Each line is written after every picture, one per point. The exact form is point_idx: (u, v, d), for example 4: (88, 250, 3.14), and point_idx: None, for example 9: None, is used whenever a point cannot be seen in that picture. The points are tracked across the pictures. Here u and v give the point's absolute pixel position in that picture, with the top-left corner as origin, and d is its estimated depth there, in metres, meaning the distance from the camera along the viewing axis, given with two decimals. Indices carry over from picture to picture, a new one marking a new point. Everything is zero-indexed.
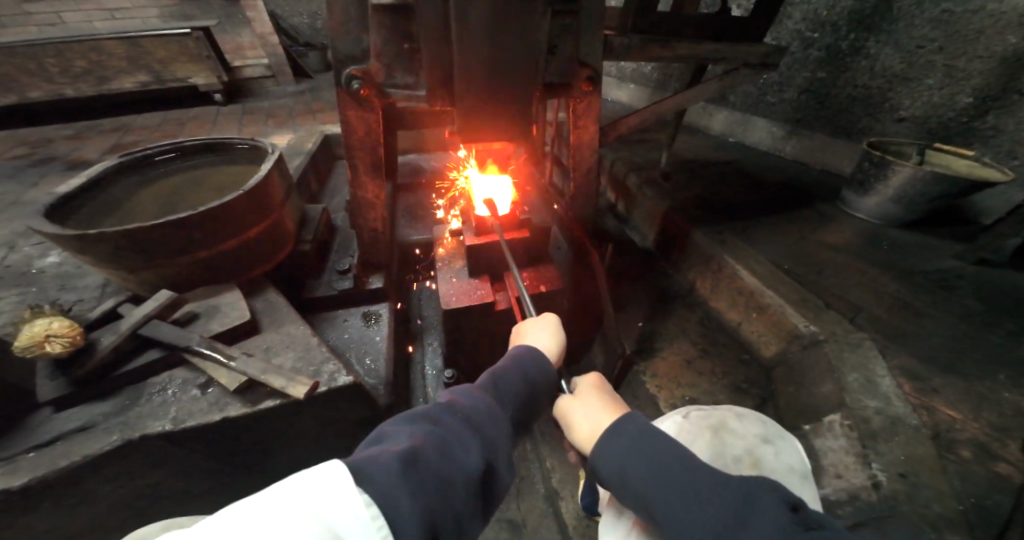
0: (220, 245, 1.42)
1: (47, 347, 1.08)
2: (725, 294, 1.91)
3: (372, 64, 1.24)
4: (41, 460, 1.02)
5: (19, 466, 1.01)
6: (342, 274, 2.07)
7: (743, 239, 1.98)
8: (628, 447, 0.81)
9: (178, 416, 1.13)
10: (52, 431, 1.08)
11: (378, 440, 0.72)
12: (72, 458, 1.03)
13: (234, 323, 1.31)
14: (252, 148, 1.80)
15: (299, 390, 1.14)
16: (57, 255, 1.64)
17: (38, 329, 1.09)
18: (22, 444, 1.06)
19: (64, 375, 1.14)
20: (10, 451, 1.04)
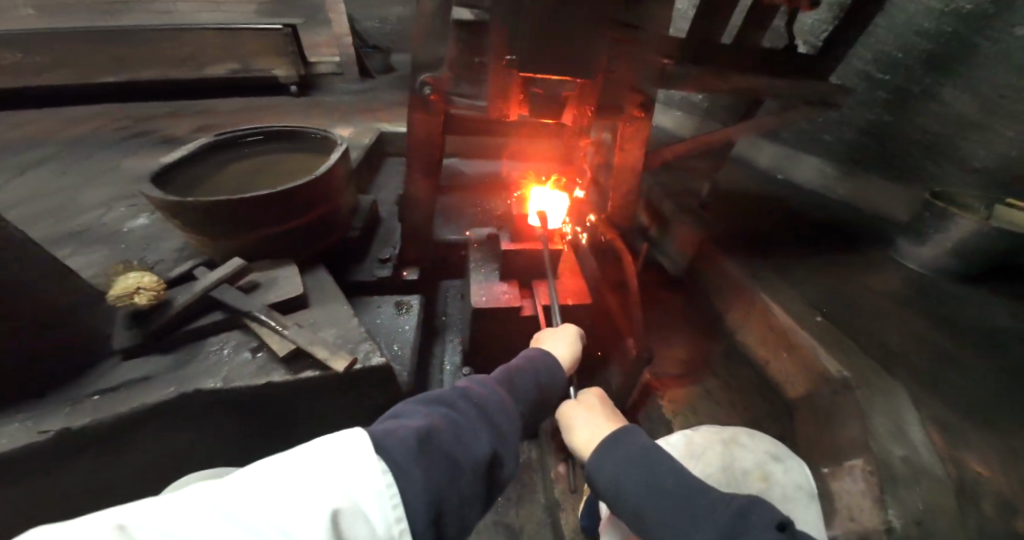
0: (283, 224, 1.56)
1: (136, 298, 1.24)
2: (756, 325, 1.89)
3: (444, 73, 1.37)
4: (106, 403, 1.16)
5: (87, 406, 1.14)
6: (383, 262, 2.23)
7: (782, 274, 1.95)
8: (630, 463, 0.92)
9: (229, 376, 1.25)
10: (117, 378, 1.22)
11: (395, 416, 0.80)
12: (133, 404, 1.16)
13: (287, 296, 1.44)
14: (322, 139, 1.96)
15: (340, 363, 1.25)
16: (146, 217, 1.85)
17: (131, 281, 1.25)
18: (88, 388, 1.19)
19: (138, 328, 1.28)
20: (81, 392, 1.18)
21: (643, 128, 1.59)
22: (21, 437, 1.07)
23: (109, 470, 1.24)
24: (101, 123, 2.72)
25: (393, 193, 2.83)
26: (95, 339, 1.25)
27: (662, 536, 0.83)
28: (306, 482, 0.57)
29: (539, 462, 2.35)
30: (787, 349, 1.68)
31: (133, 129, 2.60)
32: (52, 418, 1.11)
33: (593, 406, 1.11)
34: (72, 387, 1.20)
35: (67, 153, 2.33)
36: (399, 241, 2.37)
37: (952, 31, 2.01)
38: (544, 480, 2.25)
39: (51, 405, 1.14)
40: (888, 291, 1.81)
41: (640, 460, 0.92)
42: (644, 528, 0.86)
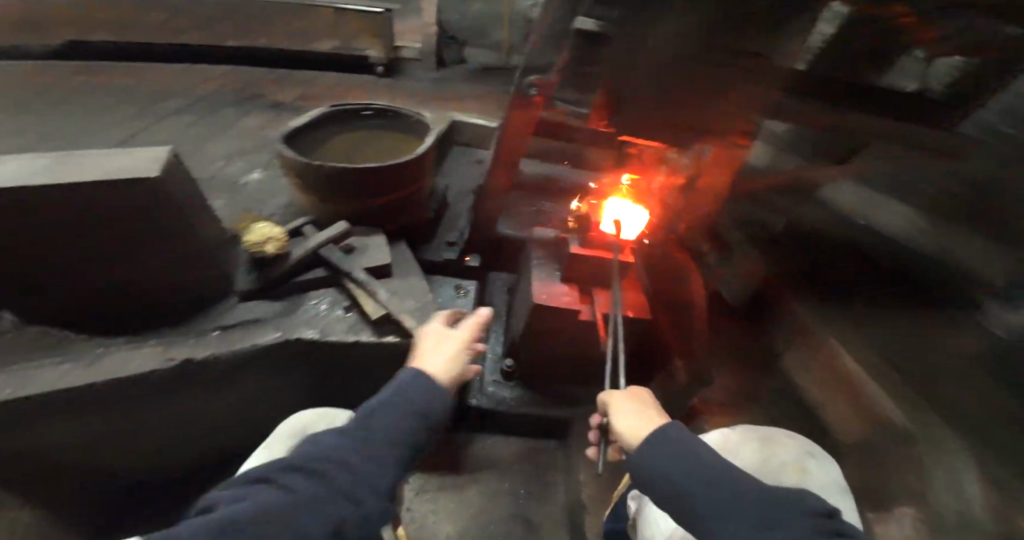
0: (379, 198, 1.72)
1: (267, 246, 1.43)
2: (820, 369, 1.90)
3: (552, 76, 1.38)
4: (226, 338, 1.34)
5: (210, 338, 1.33)
6: (450, 246, 2.36)
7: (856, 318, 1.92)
8: (670, 453, 0.93)
9: (325, 329, 1.43)
10: (232, 317, 1.41)
11: (215, 506, 0.76)
12: (248, 343, 1.33)
13: (377, 264, 1.61)
14: (417, 122, 2.09)
15: (422, 335, 1.41)
16: (259, 172, 2.05)
17: (265, 231, 1.46)
18: (210, 322, 1.39)
19: (257, 275, 1.50)
20: (203, 325, 1.38)
21: (742, 153, 1.61)
22: (151, 361, 1.22)
23: (205, 391, 1.39)
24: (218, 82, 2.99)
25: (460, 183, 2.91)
26: (222, 281, 1.44)
27: (699, 526, 0.84)
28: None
29: (564, 464, 2.37)
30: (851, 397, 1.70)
31: (244, 91, 2.85)
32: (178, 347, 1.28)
33: (636, 398, 1.12)
34: (198, 321, 1.39)
35: (192, 106, 2.59)
36: (464, 226, 2.49)
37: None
38: (567, 482, 2.27)
39: (180, 335, 1.33)
40: (972, 351, 1.68)
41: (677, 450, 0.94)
42: (682, 515, 0.88)
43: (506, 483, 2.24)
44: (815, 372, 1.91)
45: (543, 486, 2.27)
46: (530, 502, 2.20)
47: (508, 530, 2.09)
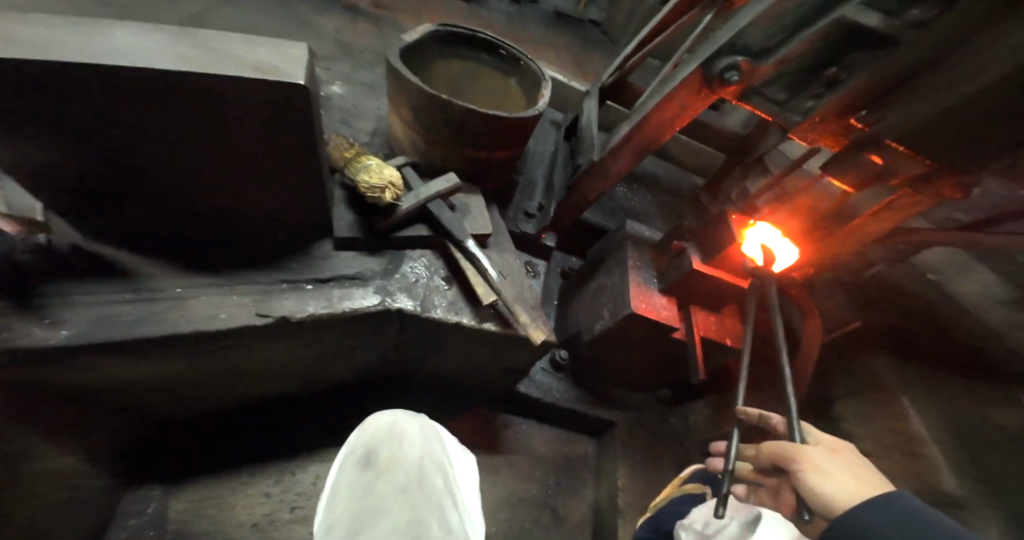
0: (495, 152, 1.57)
1: (384, 193, 1.28)
2: (872, 419, 1.92)
3: (768, 66, 1.14)
4: (322, 294, 1.19)
5: (307, 294, 1.18)
6: (529, 216, 2.10)
7: (928, 389, 1.95)
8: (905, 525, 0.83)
9: (425, 302, 1.27)
10: (331, 271, 1.26)
11: None
12: (349, 305, 1.19)
13: (480, 231, 1.46)
14: (524, 68, 1.82)
15: (538, 336, 1.28)
16: (339, 86, 1.91)
17: (379, 176, 1.28)
18: (304, 274, 1.23)
19: (360, 220, 1.35)
20: (297, 277, 1.22)
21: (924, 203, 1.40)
22: (241, 315, 1.07)
23: (280, 347, 1.23)
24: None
25: (558, 158, 2.35)
26: (324, 223, 1.28)
27: None
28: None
29: (595, 461, 2.31)
30: (902, 453, 1.77)
31: None
32: (274, 303, 1.13)
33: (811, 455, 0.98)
34: (292, 266, 1.25)
35: None
36: (546, 194, 2.19)
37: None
38: (597, 479, 2.23)
39: (274, 285, 1.18)
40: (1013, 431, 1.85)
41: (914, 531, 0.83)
42: None
43: (537, 471, 2.15)
44: (874, 419, 1.92)
45: (573, 479, 2.21)
46: (560, 493, 2.15)
47: (536, 519, 2.03)
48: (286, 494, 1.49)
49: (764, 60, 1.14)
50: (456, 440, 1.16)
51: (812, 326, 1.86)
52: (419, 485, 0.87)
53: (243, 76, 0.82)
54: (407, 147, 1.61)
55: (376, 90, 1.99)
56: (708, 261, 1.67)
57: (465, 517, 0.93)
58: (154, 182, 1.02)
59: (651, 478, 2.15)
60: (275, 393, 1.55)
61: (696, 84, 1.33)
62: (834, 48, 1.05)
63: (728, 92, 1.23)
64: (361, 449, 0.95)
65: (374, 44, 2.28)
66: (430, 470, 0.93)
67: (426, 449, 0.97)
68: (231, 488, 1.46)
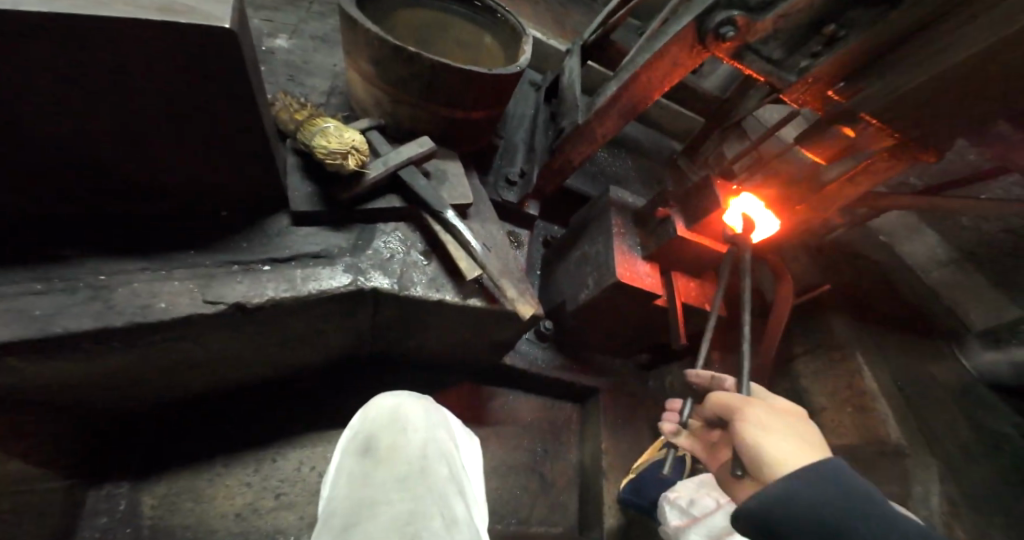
0: (472, 114, 1.46)
1: (345, 160, 1.15)
2: (831, 380, 2.07)
3: (766, 22, 1.11)
4: (282, 276, 1.09)
5: (263, 276, 1.08)
6: (509, 184, 2.01)
7: (878, 347, 2.11)
8: (819, 492, 0.84)
9: (402, 280, 1.19)
10: (291, 249, 1.15)
11: None
12: (315, 287, 1.10)
13: (460, 200, 1.37)
14: (502, 22, 1.69)
15: (526, 310, 1.24)
16: (284, 40, 1.70)
17: (338, 140, 1.15)
18: (258, 254, 1.12)
19: (319, 191, 1.23)
20: (251, 256, 1.11)
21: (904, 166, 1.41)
22: (184, 303, 0.97)
23: (241, 335, 1.13)
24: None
25: (537, 120, 2.23)
26: (277, 196, 1.16)
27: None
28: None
29: (577, 426, 2.37)
30: (857, 407, 1.92)
31: None
32: (222, 289, 1.02)
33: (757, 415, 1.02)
34: (241, 244, 1.13)
35: None
36: (526, 160, 2.09)
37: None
38: (580, 443, 2.30)
39: (222, 267, 1.07)
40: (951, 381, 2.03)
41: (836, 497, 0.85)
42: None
43: (522, 439, 2.17)
44: (832, 377, 2.09)
45: (557, 445, 2.25)
46: (545, 459, 2.19)
47: (523, 484, 2.07)
48: (268, 482, 1.43)
49: (762, 15, 1.10)
50: (461, 423, 1.13)
51: (788, 289, 1.91)
52: (423, 473, 0.82)
53: (157, 20, 0.68)
54: (372, 107, 1.47)
55: (329, 43, 1.80)
56: (695, 228, 1.65)
57: (470, 505, 0.89)
58: (75, 153, 0.87)
59: (632, 439, 2.23)
60: (245, 379, 1.45)
61: (689, 41, 1.28)
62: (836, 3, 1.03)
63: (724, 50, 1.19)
64: (361, 435, 0.89)
65: None
66: (435, 457, 0.88)
67: (430, 436, 0.92)
68: (206, 480, 1.38)
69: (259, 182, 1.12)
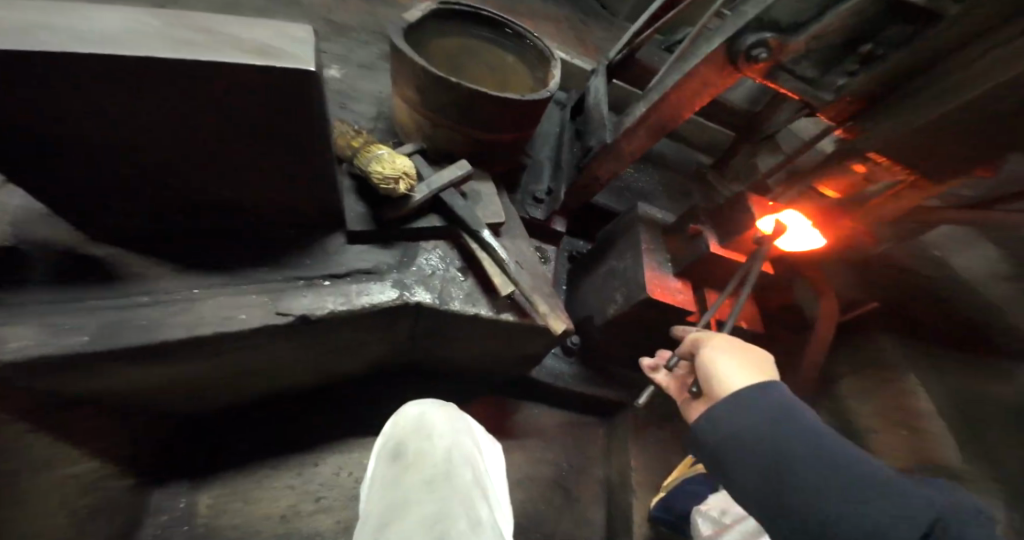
0: (504, 136, 1.52)
1: (397, 184, 1.23)
2: (879, 402, 1.98)
3: (799, 43, 1.11)
4: (338, 291, 1.17)
5: (324, 291, 1.16)
6: (537, 201, 2.06)
7: (929, 369, 1.98)
8: (763, 413, 0.91)
9: (442, 295, 1.25)
10: (345, 266, 1.23)
11: None
12: (367, 301, 1.17)
13: (495, 218, 1.43)
14: (530, 47, 1.75)
15: (558, 325, 1.27)
16: (334, 69, 1.83)
17: (392, 166, 1.23)
18: (319, 270, 1.20)
19: (370, 211, 1.31)
20: (311, 273, 1.19)
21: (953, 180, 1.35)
22: (260, 314, 1.06)
23: (297, 345, 1.22)
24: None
25: (565, 136, 2.29)
26: (335, 216, 1.24)
27: (776, 463, 0.85)
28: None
29: (605, 439, 2.35)
30: (910, 431, 1.81)
31: None
32: (291, 300, 1.11)
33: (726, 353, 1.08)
34: (302, 260, 1.21)
35: None
36: (556, 178, 2.14)
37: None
38: (610, 458, 2.26)
39: (291, 283, 1.15)
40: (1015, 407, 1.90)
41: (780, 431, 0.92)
42: (751, 451, 0.89)
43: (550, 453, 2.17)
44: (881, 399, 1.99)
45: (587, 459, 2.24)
46: (573, 474, 2.18)
47: (551, 498, 2.08)
48: (309, 486, 1.50)
49: (795, 35, 1.11)
50: (484, 430, 1.16)
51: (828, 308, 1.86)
52: (448, 477, 0.86)
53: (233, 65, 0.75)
54: (412, 129, 1.55)
55: (374, 70, 1.91)
56: (726, 245, 1.65)
57: (494, 508, 0.91)
58: (158, 182, 0.98)
59: (664, 457, 2.19)
60: (291, 387, 1.54)
61: (720, 62, 1.29)
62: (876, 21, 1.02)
63: (757, 71, 1.20)
64: (392, 441, 0.95)
65: (369, 21, 2.17)
66: (460, 462, 0.91)
67: (455, 441, 0.95)
68: (254, 482, 1.47)
69: (315, 205, 1.19)
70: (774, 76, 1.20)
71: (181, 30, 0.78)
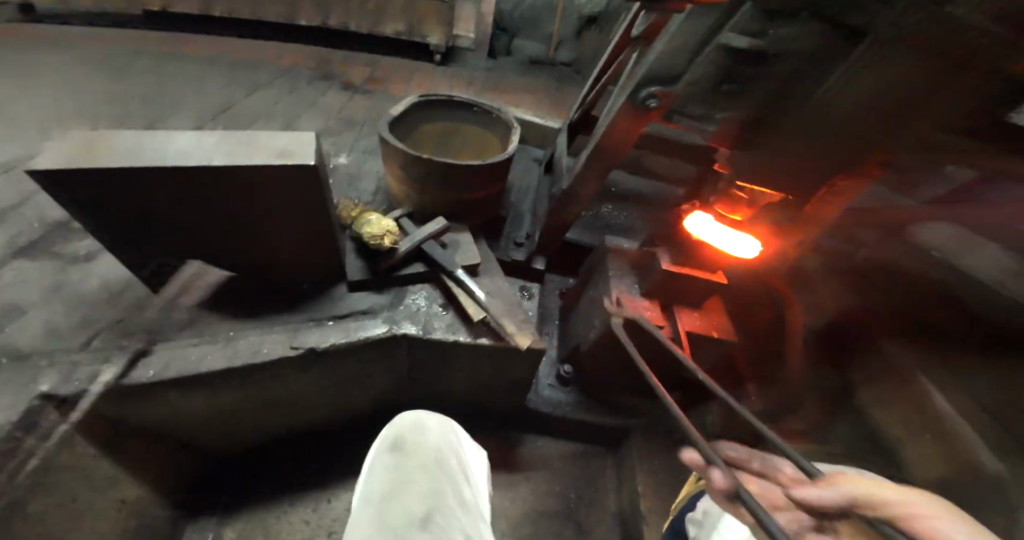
0: (474, 194, 1.81)
1: (384, 239, 1.52)
2: (898, 412, 1.87)
3: (676, 90, 1.38)
4: (341, 328, 1.40)
5: (329, 328, 1.40)
6: (518, 245, 2.34)
7: None
8: None
9: (427, 326, 1.47)
10: (348, 308, 1.48)
11: None
12: (363, 335, 1.39)
13: (472, 261, 1.68)
14: (496, 119, 2.09)
15: (524, 340, 1.44)
16: (344, 156, 2.23)
17: (381, 226, 1.53)
18: (326, 311, 1.45)
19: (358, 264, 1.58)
20: (320, 314, 1.44)
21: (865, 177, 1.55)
22: (280, 348, 1.30)
23: (303, 379, 1.44)
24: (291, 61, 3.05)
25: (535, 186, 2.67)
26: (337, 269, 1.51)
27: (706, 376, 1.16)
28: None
29: (614, 466, 2.38)
30: (933, 436, 1.69)
31: (316, 69, 2.83)
32: (304, 336, 1.35)
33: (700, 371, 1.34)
34: (310, 305, 1.46)
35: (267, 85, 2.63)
36: (534, 225, 2.43)
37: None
38: (617, 487, 2.29)
39: (303, 323, 1.40)
40: None
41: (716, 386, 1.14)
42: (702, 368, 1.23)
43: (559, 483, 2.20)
44: (898, 402, 1.87)
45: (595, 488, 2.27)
46: (581, 505, 2.21)
47: None
48: (323, 519, 1.64)
49: (673, 84, 1.37)
50: (469, 439, 1.30)
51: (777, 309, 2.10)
52: (439, 463, 1.04)
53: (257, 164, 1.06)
54: (403, 195, 1.84)
55: (372, 152, 2.30)
56: (678, 262, 1.80)
57: (476, 494, 1.08)
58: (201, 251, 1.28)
59: (673, 481, 2.19)
60: (307, 424, 1.73)
61: (628, 111, 1.58)
62: (731, 68, 1.30)
63: (653, 113, 1.48)
64: (391, 436, 1.10)
65: (371, 112, 2.63)
66: (448, 451, 1.11)
67: (443, 438, 1.14)
68: (274, 517, 1.62)
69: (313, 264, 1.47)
70: (670, 118, 1.47)
71: (233, 143, 1.09)
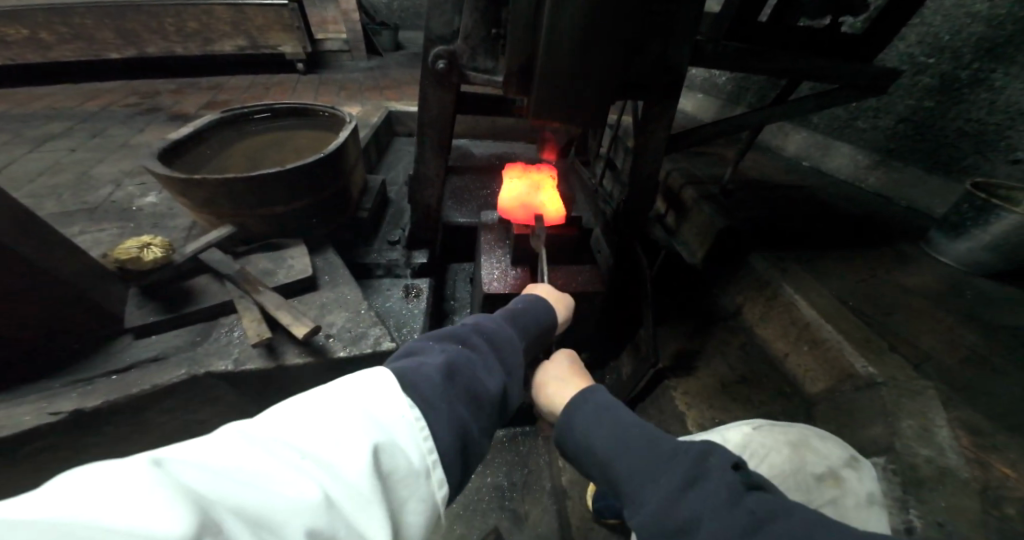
0: (303, 199, 1.75)
1: (143, 254, 1.44)
2: (775, 324, 1.93)
3: (461, 47, 1.52)
4: (118, 383, 1.31)
5: (103, 386, 1.30)
6: (392, 246, 2.21)
7: (806, 268, 2.02)
8: (532, 315, 1.19)
9: (239, 359, 1.38)
10: (128, 360, 1.37)
11: None
12: (147, 385, 1.30)
13: (297, 277, 1.61)
14: (331, 117, 2.10)
15: (300, 328, 1.38)
16: (153, 196, 2.00)
17: (138, 241, 1.46)
18: (103, 368, 1.35)
19: (154, 308, 1.47)
20: (96, 372, 1.34)
21: (668, 97, 1.65)
22: (31, 418, 1.20)
23: (100, 436, 1.34)
24: (137, 115, 2.88)
25: (406, 187, 2.66)
26: (187, 312, 1.46)
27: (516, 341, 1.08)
28: (342, 422, 0.67)
29: (544, 445, 2.30)
30: (808, 344, 1.76)
31: None
32: (62, 401, 1.25)
33: (560, 362, 1.24)
34: (89, 364, 1.36)
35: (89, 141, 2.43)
36: (408, 223, 2.34)
37: (1017, 14, 2.01)
38: (549, 468, 2.18)
39: (69, 386, 1.30)
40: (914, 287, 1.91)
41: (530, 336, 1.15)
42: (527, 333, 1.14)
43: (487, 477, 2.11)
44: (774, 320, 1.94)
45: (527, 473, 2.16)
46: (515, 494, 2.09)
47: (496, 527, 1.95)
48: None
49: (456, 42, 1.52)
50: None
51: (638, 253, 2.16)
52: None
53: None
54: (227, 218, 1.68)
55: None
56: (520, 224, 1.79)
57: None
58: None
59: None
60: None
61: (433, 78, 1.64)
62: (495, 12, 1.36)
63: (451, 76, 1.60)
64: None
65: None
66: None
67: None
68: None
69: (97, 311, 1.36)
70: (465, 77, 1.58)
71: None
